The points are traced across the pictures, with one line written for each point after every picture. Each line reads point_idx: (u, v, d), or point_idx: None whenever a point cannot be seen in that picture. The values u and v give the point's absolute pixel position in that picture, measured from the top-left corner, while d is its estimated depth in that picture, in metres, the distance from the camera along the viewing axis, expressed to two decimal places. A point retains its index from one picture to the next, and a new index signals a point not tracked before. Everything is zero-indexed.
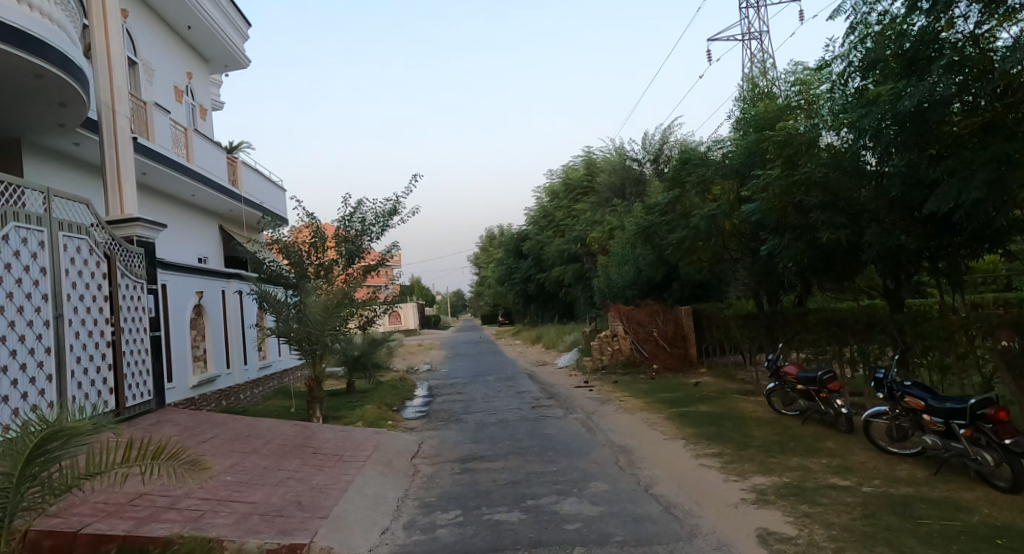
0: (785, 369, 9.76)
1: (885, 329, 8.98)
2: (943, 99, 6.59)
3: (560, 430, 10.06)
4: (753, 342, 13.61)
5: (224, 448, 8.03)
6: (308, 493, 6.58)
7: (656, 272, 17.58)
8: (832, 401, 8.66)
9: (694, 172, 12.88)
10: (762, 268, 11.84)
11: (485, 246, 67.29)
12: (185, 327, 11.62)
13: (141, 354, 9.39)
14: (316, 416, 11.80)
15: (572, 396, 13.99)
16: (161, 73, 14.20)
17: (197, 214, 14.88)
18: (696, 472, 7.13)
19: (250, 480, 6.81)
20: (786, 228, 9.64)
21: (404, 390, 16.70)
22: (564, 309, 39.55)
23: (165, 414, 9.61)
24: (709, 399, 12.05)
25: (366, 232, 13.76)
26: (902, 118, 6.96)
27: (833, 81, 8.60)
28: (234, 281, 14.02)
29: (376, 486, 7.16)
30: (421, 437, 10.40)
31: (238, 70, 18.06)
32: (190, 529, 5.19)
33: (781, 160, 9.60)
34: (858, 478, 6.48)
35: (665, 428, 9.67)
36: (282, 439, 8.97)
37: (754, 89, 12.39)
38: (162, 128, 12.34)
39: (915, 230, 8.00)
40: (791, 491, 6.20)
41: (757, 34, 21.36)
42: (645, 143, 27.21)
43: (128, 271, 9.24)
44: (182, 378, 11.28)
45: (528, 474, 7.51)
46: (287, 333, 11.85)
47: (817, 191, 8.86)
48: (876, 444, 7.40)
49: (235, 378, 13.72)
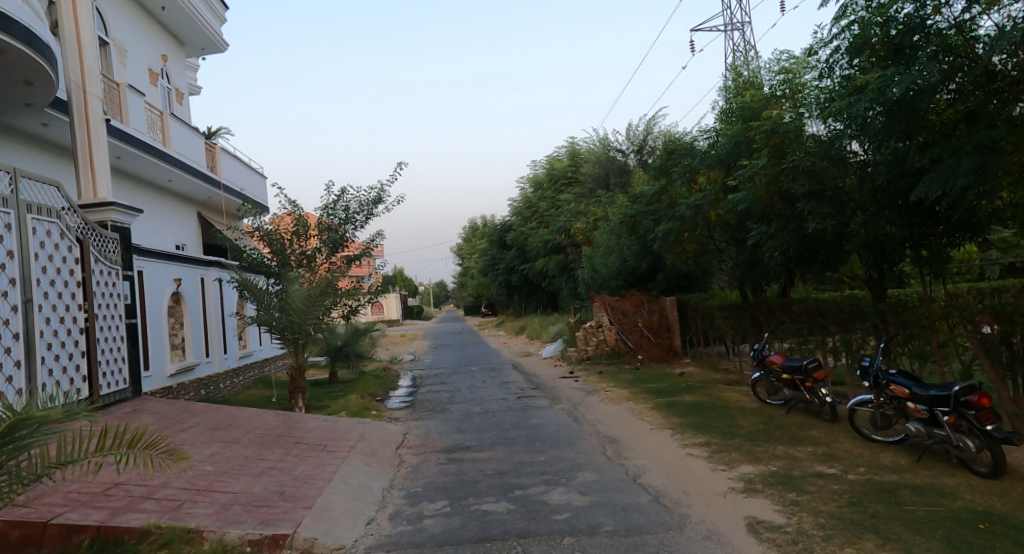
0: (770, 359, 9.76)
1: (869, 318, 9.02)
2: (930, 87, 6.56)
3: (545, 420, 10.01)
4: (737, 332, 13.70)
5: (203, 437, 7.87)
6: (291, 483, 6.46)
7: (641, 262, 17.58)
8: (817, 390, 8.67)
9: (679, 162, 12.71)
10: (747, 257, 11.82)
11: (469, 237, 67.10)
12: (161, 315, 11.40)
13: (116, 343, 9.18)
14: (298, 405, 11.65)
15: (557, 386, 13.99)
16: (134, 55, 13.87)
17: (174, 200, 14.59)
18: (683, 462, 7.11)
19: (230, 470, 6.68)
20: (772, 217, 9.62)
21: (388, 380, 16.62)
22: (548, 300, 39.56)
23: (142, 403, 9.42)
24: (694, 389, 12.07)
25: (350, 220, 13.46)
26: (890, 104, 6.94)
27: (820, 69, 8.56)
28: (213, 268, 13.81)
29: (361, 477, 7.06)
30: (406, 427, 10.32)
31: (216, 54, 17.70)
32: (168, 520, 5.07)
33: (767, 149, 9.47)
34: (844, 466, 6.48)
35: (651, 418, 9.64)
36: (264, 429, 8.83)
37: (739, 77, 12.33)
38: (137, 111, 12.06)
39: (898, 219, 7.96)
40: (779, 479, 6.18)
41: (740, 25, 21.33)
42: (629, 133, 27.16)
43: (103, 256, 9.03)
44: (160, 366, 11.09)
45: (515, 464, 7.45)
46: (269, 322, 11.70)
47: (804, 179, 8.84)
48: (859, 431, 7.38)
49: (215, 367, 13.53)
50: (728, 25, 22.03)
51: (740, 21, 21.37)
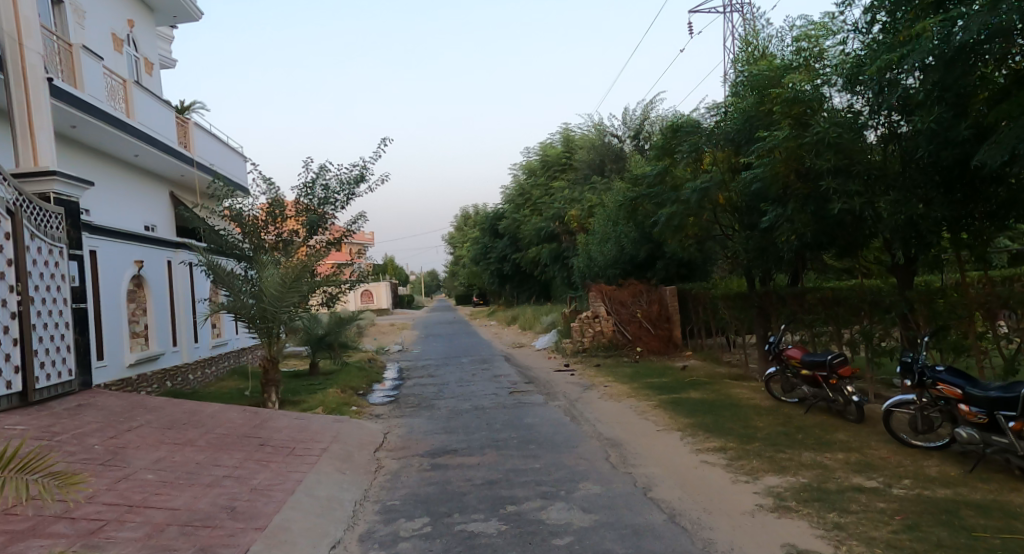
0: (787, 353, 8.85)
1: (893, 308, 8.16)
2: (1002, 31, 5.72)
3: (539, 420, 9.14)
4: (742, 324, 12.85)
5: (151, 439, 6.93)
6: (246, 496, 5.54)
7: (639, 250, 16.70)
8: (842, 387, 7.78)
9: (684, 139, 11.92)
10: (757, 244, 10.86)
11: (460, 226, 66.03)
12: (120, 300, 10.43)
13: (59, 329, 8.23)
14: (271, 400, 10.71)
15: (551, 380, 13.17)
16: (94, 18, 12.80)
17: (142, 178, 13.55)
18: (698, 471, 6.24)
19: (175, 480, 5.75)
20: (789, 198, 8.67)
21: (371, 372, 15.70)
22: (541, 289, 38.69)
23: (91, 397, 8.51)
24: (700, 384, 11.20)
25: (329, 200, 12.54)
26: (949, 53, 6.12)
27: (856, 29, 7.73)
28: (181, 252, 12.87)
29: (330, 488, 6.15)
30: (388, 425, 9.40)
31: (189, 23, 16.62)
32: (81, 548, 4.14)
33: (789, 120, 8.34)
34: (885, 478, 5.56)
35: (657, 418, 8.76)
36: (225, 429, 7.89)
37: (750, 47, 11.30)
38: (94, 77, 10.99)
39: (936, 196, 7.15)
40: (814, 494, 5.30)
41: (740, 7, 20.59)
42: (625, 118, 26.30)
43: (42, 232, 8.08)
44: (117, 357, 10.15)
45: (507, 473, 6.55)
46: (238, 309, 10.71)
47: (829, 153, 7.65)
48: (896, 437, 6.43)
49: (183, 357, 12.60)
50: (726, 8, 21.25)
51: (740, 3, 20.52)
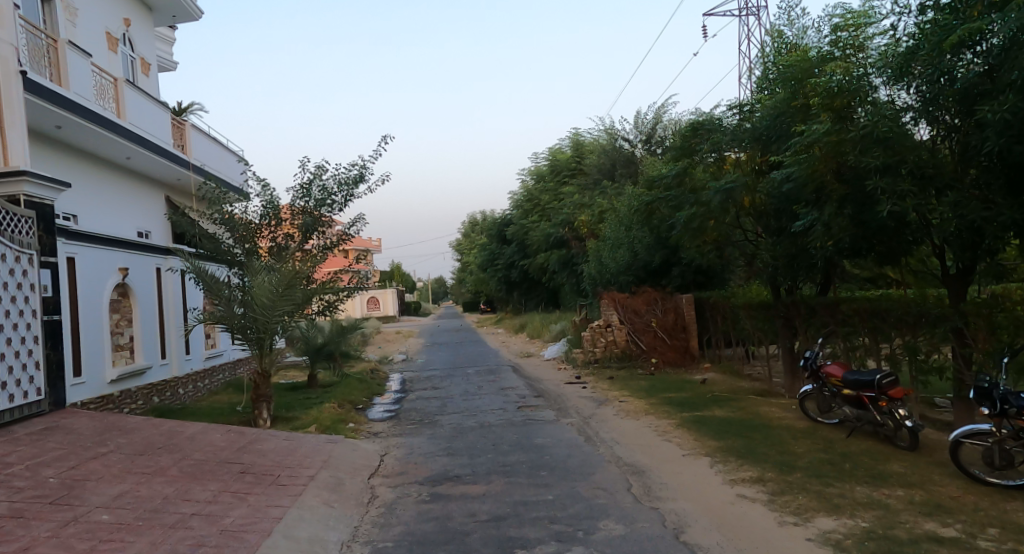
0: (826, 370, 8.03)
1: (945, 322, 7.33)
2: None
3: (551, 441, 8.33)
4: (764, 334, 12.05)
5: (118, 468, 6.17)
6: (214, 541, 4.76)
7: (654, 256, 15.85)
8: (893, 411, 6.92)
9: (707, 139, 11.17)
10: (785, 249, 10.01)
11: (467, 231, 65.36)
12: (101, 311, 9.69)
13: (26, 345, 7.50)
14: (263, 417, 9.94)
15: (562, 393, 12.38)
16: (88, 15, 12.15)
17: (134, 180, 12.86)
18: (735, 508, 5.43)
19: (135, 520, 4.99)
20: (826, 199, 7.84)
21: (372, 383, 14.93)
22: (549, 297, 37.91)
23: (61, 418, 7.77)
24: (724, 400, 10.37)
25: (327, 201, 11.77)
26: None
27: (913, 11, 6.95)
28: (171, 258, 12.15)
29: (314, 526, 5.37)
30: (386, 445, 8.63)
31: (188, 22, 15.98)
32: None
33: (830, 114, 7.49)
34: (964, 525, 4.73)
35: (681, 440, 7.93)
36: (204, 453, 7.12)
37: (781, 40, 10.39)
38: (81, 73, 10.26)
39: (1004, 197, 6.31)
40: (880, 544, 4.48)
41: (756, 9, 19.92)
42: (636, 122, 25.56)
43: (7, 237, 7.34)
44: (96, 372, 9.41)
45: (517, 507, 5.75)
46: (227, 319, 9.97)
47: (877, 149, 6.79)
48: (968, 473, 5.62)
49: (172, 370, 11.88)
50: (742, 9, 20.53)
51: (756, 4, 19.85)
